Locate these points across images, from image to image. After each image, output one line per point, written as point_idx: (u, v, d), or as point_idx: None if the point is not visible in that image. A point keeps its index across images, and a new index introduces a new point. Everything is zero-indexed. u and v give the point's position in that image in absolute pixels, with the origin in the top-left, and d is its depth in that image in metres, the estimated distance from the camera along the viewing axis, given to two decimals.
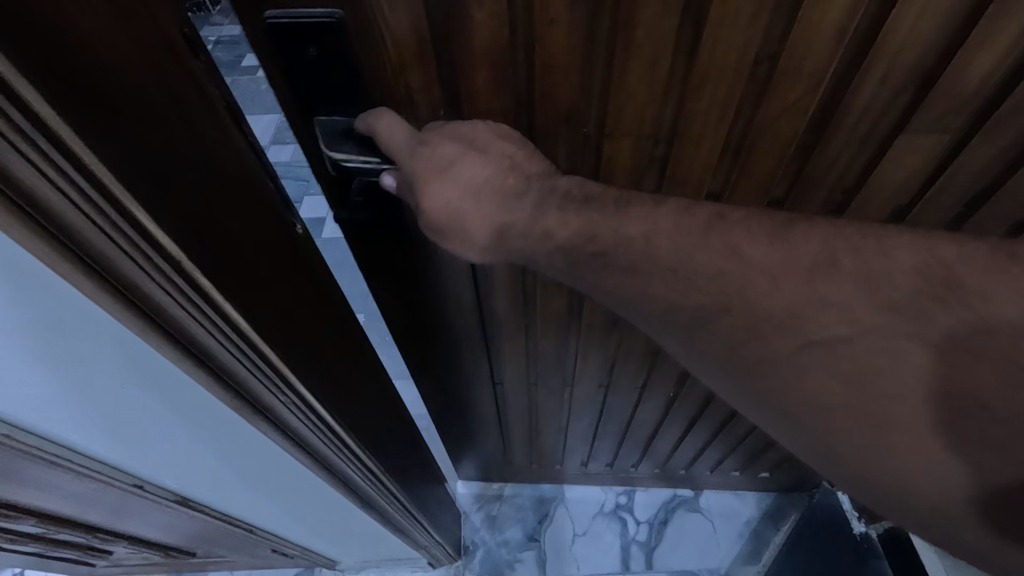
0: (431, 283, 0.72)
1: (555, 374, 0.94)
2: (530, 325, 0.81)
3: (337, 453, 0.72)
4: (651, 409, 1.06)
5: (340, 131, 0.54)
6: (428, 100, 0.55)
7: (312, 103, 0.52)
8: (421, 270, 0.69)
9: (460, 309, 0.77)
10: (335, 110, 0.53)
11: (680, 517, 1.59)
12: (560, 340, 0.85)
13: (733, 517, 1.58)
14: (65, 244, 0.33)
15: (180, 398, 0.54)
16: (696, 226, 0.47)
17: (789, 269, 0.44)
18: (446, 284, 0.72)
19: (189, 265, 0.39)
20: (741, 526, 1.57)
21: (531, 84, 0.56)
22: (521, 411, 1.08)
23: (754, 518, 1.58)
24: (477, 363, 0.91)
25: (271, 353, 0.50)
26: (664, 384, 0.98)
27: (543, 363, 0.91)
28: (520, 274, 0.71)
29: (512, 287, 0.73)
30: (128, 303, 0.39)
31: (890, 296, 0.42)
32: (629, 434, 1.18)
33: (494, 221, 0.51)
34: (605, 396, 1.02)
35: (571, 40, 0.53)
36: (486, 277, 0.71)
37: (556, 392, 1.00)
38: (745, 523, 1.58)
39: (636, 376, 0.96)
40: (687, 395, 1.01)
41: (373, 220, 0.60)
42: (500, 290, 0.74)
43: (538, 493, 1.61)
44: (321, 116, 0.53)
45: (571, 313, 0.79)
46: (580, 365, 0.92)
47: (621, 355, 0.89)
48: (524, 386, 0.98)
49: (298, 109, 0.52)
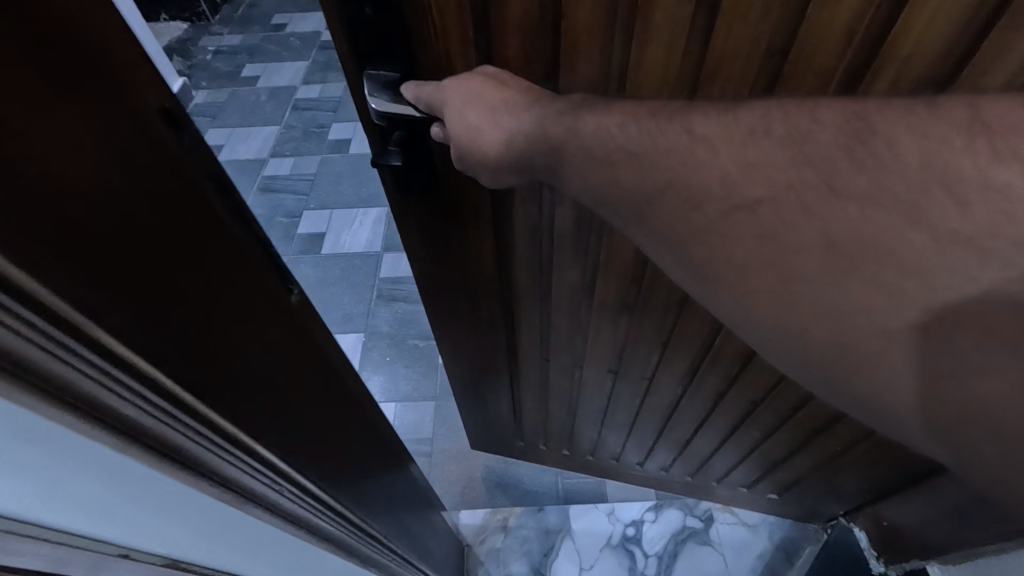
0: (457, 228, 0.76)
1: (569, 350, 0.96)
2: (541, 288, 0.83)
3: (333, 525, 0.68)
4: (663, 399, 1.05)
5: (384, 83, 0.61)
6: (465, 64, 0.61)
7: (363, 55, 0.59)
8: (448, 208, 0.74)
9: (482, 260, 0.81)
10: (382, 64, 0.60)
11: (690, 551, 1.50)
12: (576, 313, 0.86)
13: (745, 551, 1.50)
14: (47, 391, 0.30)
15: (228, 535, 0.49)
16: (654, 112, 0.48)
17: (728, 135, 0.44)
18: (473, 228, 0.76)
19: (137, 360, 0.37)
20: (753, 560, 1.49)
21: (557, 56, 0.60)
22: (534, 387, 1.12)
23: (767, 551, 1.50)
24: (495, 325, 0.94)
25: (236, 433, 0.47)
26: (680, 374, 0.95)
27: (555, 337, 0.93)
28: (541, 222, 0.72)
29: (533, 248, 0.76)
30: (122, 437, 0.35)
31: (807, 152, 0.41)
32: (637, 428, 1.19)
33: (515, 148, 0.55)
34: (616, 377, 1.01)
35: (594, 17, 0.57)
36: (507, 233, 0.76)
37: (566, 369, 1.02)
38: (757, 557, 1.49)
39: (646, 359, 0.94)
40: (699, 391, 0.98)
41: (404, 153, 0.66)
42: (519, 241, 0.76)
43: (544, 525, 1.52)
44: (369, 69, 0.60)
45: (587, 289, 0.81)
46: (594, 344, 0.93)
47: (633, 338, 0.89)
48: (543, 359, 1.01)
49: (350, 60, 0.60)
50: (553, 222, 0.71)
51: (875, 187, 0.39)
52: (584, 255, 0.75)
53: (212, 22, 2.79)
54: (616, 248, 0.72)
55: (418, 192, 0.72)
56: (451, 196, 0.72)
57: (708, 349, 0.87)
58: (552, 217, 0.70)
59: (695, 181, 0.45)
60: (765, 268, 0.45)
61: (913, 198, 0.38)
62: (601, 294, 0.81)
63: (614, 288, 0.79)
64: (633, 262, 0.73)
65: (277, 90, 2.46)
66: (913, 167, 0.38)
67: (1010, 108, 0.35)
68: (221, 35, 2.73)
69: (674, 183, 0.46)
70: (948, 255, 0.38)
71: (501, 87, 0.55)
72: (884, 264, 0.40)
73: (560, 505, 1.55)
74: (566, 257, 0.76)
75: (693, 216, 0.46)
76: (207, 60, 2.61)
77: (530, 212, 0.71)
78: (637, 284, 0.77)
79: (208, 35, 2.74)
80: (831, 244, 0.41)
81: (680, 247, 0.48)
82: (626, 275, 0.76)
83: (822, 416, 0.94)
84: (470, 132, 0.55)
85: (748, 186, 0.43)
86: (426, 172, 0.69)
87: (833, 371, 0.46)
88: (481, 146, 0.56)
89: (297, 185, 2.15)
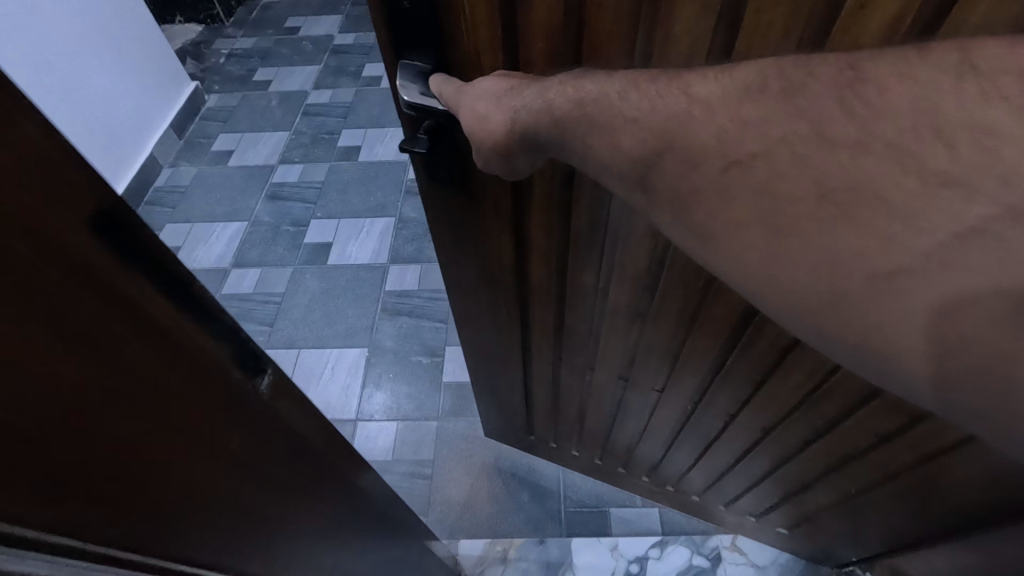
0: (479, 215, 0.78)
1: (580, 347, 0.95)
2: (553, 279, 0.83)
3: None
4: (670, 411, 1.00)
5: (418, 74, 0.64)
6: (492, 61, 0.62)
7: (403, 46, 0.62)
8: (472, 194, 0.76)
9: (499, 249, 0.82)
10: (418, 55, 0.63)
11: None
12: (585, 313, 0.85)
13: None
14: None
15: None
16: (655, 80, 0.47)
17: (727, 96, 0.43)
18: (494, 215, 0.77)
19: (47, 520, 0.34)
20: None
21: (579, 47, 0.58)
22: (546, 381, 1.11)
23: None
24: (511, 314, 0.95)
25: (170, 561, 0.44)
26: (697, 389, 0.91)
27: (570, 337, 0.93)
28: (559, 213, 0.72)
29: (549, 240, 0.77)
30: None
31: (800, 105, 0.40)
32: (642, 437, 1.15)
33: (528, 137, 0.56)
34: (626, 382, 0.99)
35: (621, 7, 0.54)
36: (523, 223, 0.76)
37: (577, 365, 1.00)
38: None
39: (658, 367, 0.91)
40: (717, 407, 0.93)
41: (431, 138, 0.68)
42: (536, 232, 0.77)
43: (545, 558, 1.39)
44: (406, 60, 0.63)
45: (597, 287, 0.79)
46: (603, 341, 0.90)
47: (646, 343, 0.86)
48: (553, 352, 1.00)
49: (391, 50, 0.63)
50: (569, 215, 0.71)
51: (865, 134, 0.38)
52: (596, 252, 0.73)
53: (226, 25, 2.88)
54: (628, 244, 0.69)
55: (444, 181, 0.75)
56: (472, 189, 0.75)
57: (734, 369, 0.82)
58: (569, 212, 0.70)
59: (681, 141, 0.45)
60: (760, 230, 0.42)
61: (906, 141, 0.37)
62: (610, 294, 0.79)
63: (627, 293, 0.78)
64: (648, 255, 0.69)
65: (287, 94, 2.50)
66: (901, 116, 0.37)
67: (994, 50, 0.35)
68: (233, 38, 2.80)
69: (661, 142, 0.45)
70: (938, 198, 0.36)
71: (514, 79, 0.57)
72: (872, 209, 0.38)
73: (563, 537, 1.42)
74: (579, 253, 0.75)
75: (687, 178, 0.45)
76: (219, 62, 2.68)
77: (545, 201, 0.71)
78: (655, 283, 0.74)
79: (223, 37, 2.82)
80: (820, 195, 0.40)
81: (671, 212, 0.48)
82: (638, 275, 0.73)
83: (843, 450, 0.86)
84: (480, 121, 0.58)
85: (734, 140, 0.42)
86: (454, 161, 0.71)
87: (822, 323, 0.42)
88: (485, 133, 0.58)
89: (305, 193, 2.14)
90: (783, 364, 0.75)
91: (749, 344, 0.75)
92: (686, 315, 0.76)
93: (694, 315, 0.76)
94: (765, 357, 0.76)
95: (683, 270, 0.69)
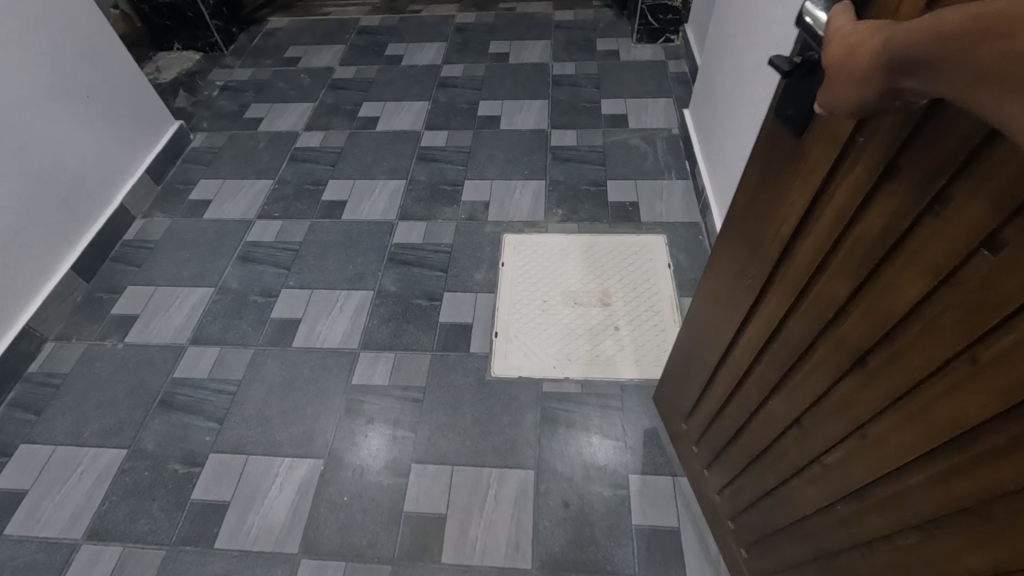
0: (766, 192, 0.46)
1: (764, 410, 0.55)
2: (788, 319, 0.47)
3: None
4: (803, 535, 0.53)
5: None
6: None
7: None
8: (780, 156, 0.42)
9: (761, 244, 0.48)
10: None
11: None
12: (796, 355, 0.47)
13: None
14: None
15: None
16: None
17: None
18: (772, 191, 0.44)
19: None
20: None
21: None
22: (500, 538, 0.81)
23: None
24: (724, 325, 0.60)
25: None
26: (802, 477, 0.51)
27: (730, 372, 0.61)
28: (850, 214, 0.36)
29: (769, 185, 0.44)
30: None
31: None
32: None
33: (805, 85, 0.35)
34: (775, 461, 0.55)
35: None
36: (736, 194, 0.51)
37: (737, 410, 0.62)
38: None
39: (811, 456, 0.48)
40: (832, 540, 0.48)
41: (790, 92, 0.37)
42: (803, 247, 0.42)
43: None
44: None
45: (825, 321, 0.42)
46: (756, 421, 0.58)
47: (810, 422, 0.47)
48: (731, 385, 0.62)
49: None
50: (873, 202, 0.34)
51: None
52: (838, 224, 0.38)
53: None
54: (928, 251, 0.31)
55: None
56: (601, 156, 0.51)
57: (880, 507, 0.41)
58: (870, 197, 0.34)
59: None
60: None
61: None
62: (809, 331, 0.44)
63: (802, 328, 0.46)
64: (933, 289, 0.31)
65: None
66: None
67: None
68: None
69: (992, 39, 0.19)
70: None
71: None
72: None
73: None
74: (748, 250, 0.51)
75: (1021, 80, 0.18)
76: None
77: (779, 137, 0.41)
78: (868, 352, 0.38)
79: None
80: None
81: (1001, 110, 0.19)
82: (849, 343, 0.40)
83: None
84: (846, 54, 0.26)
85: None
86: (776, 156, 0.42)
87: None
88: (846, 87, 0.27)
89: None
90: (960, 535, 0.34)
91: (962, 561, 0.35)
92: (873, 410, 0.39)
93: (877, 406, 0.38)
94: (920, 506, 0.37)
95: (952, 330, 0.31)
